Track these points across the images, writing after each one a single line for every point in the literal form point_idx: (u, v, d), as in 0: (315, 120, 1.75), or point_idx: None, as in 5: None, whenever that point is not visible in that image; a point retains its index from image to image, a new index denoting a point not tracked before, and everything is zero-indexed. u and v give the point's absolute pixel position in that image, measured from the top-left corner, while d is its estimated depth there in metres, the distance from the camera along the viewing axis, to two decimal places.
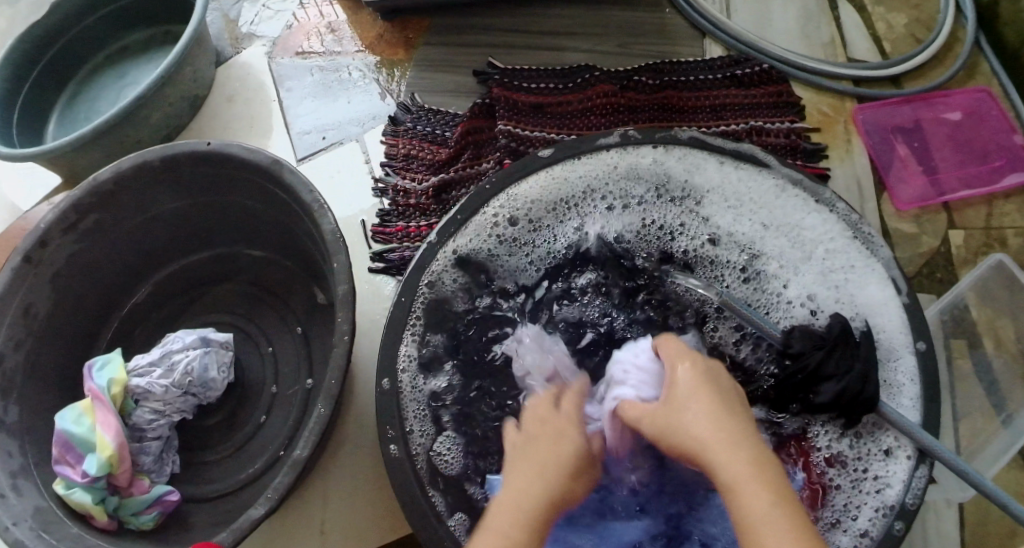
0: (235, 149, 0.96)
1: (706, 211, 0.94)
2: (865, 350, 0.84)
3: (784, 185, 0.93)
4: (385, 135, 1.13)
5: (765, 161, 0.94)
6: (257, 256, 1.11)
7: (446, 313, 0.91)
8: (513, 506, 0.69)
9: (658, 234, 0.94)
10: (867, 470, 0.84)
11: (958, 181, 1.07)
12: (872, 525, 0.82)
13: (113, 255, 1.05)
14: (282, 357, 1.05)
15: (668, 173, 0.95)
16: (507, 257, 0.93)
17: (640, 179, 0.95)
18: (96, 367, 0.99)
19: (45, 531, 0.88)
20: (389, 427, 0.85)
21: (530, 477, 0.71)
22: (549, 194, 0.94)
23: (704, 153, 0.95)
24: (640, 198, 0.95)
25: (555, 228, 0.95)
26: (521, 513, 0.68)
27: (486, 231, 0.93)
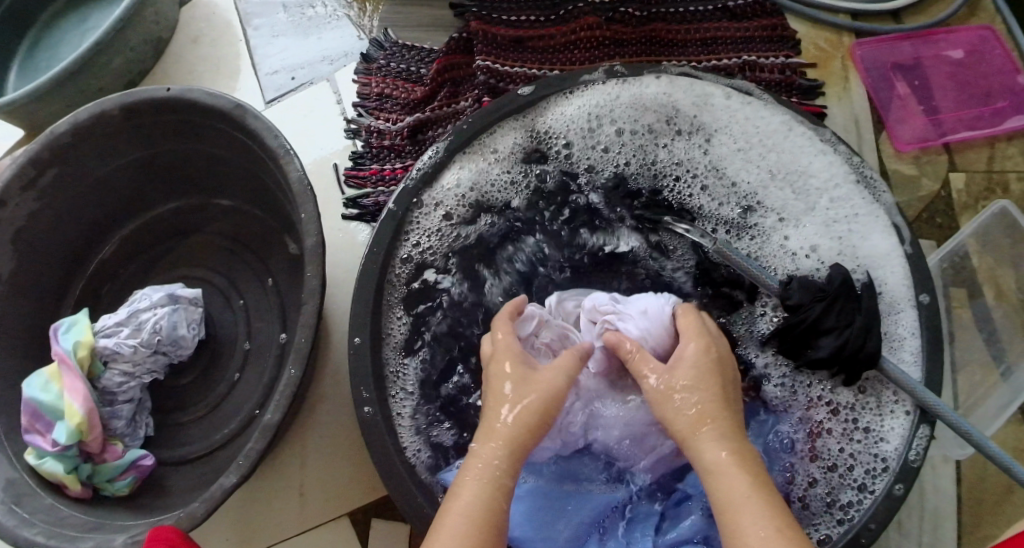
0: (197, 94, 0.90)
1: (709, 153, 0.91)
2: (866, 303, 0.81)
3: (789, 124, 0.89)
4: (357, 73, 1.06)
5: (762, 99, 0.89)
6: (226, 205, 1.05)
7: (432, 261, 0.89)
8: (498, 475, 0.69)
9: (656, 177, 0.92)
10: (861, 423, 0.82)
11: (959, 123, 1.02)
12: (863, 483, 0.80)
13: (77, 212, 1.00)
14: (255, 314, 1.00)
15: (675, 108, 0.91)
16: (502, 203, 0.92)
17: (642, 116, 0.91)
18: (62, 330, 0.95)
19: (17, 505, 0.85)
20: (364, 387, 0.81)
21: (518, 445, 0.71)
22: (546, 134, 0.92)
23: (707, 88, 0.90)
24: (642, 136, 0.92)
25: (552, 168, 0.93)
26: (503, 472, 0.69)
27: (478, 174, 0.90)
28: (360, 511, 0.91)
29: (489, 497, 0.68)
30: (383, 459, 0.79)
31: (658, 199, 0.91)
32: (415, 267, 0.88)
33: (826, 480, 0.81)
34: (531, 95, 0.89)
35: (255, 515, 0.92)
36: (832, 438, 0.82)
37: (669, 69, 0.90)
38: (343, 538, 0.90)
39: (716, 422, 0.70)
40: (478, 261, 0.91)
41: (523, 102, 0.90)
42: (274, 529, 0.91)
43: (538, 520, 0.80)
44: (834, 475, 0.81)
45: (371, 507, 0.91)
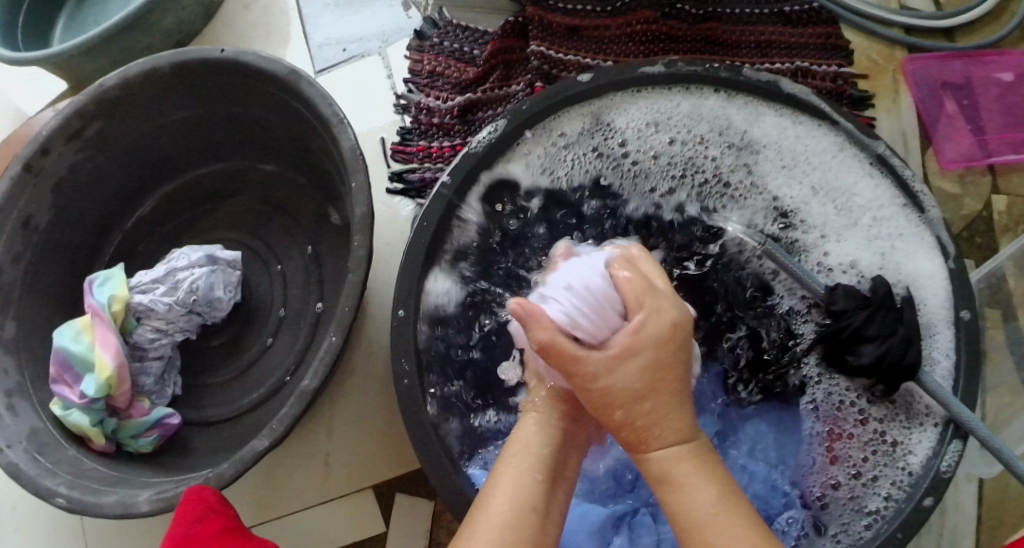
0: (251, 57, 0.90)
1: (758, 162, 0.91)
2: (908, 316, 0.81)
3: (841, 143, 0.88)
4: (409, 49, 1.06)
5: (823, 113, 0.88)
6: (268, 171, 1.05)
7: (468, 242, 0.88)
8: (539, 452, 0.70)
9: (702, 184, 0.91)
10: (886, 433, 0.82)
11: (1005, 145, 1.02)
12: (888, 492, 0.80)
13: (119, 166, 0.99)
14: (291, 280, 1.00)
15: (732, 117, 0.91)
16: (551, 195, 0.91)
17: (697, 120, 0.91)
18: (96, 283, 0.94)
19: (41, 454, 0.85)
20: (404, 361, 0.81)
21: (555, 427, 0.72)
22: (601, 127, 0.91)
23: (766, 101, 0.90)
24: (696, 140, 0.91)
25: (599, 165, 0.92)
26: (541, 450, 0.70)
27: (527, 160, 0.90)
28: (385, 484, 0.91)
29: (533, 480, 0.68)
30: (416, 432, 0.79)
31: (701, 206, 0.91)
32: (461, 255, 0.88)
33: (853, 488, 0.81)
34: (591, 83, 0.89)
35: (280, 481, 0.92)
36: (857, 447, 0.83)
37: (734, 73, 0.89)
38: (366, 510, 0.91)
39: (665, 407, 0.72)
40: (514, 252, 0.91)
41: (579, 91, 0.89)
42: (298, 496, 0.91)
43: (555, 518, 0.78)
44: (860, 486, 0.81)
45: (396, 481, 0.91)
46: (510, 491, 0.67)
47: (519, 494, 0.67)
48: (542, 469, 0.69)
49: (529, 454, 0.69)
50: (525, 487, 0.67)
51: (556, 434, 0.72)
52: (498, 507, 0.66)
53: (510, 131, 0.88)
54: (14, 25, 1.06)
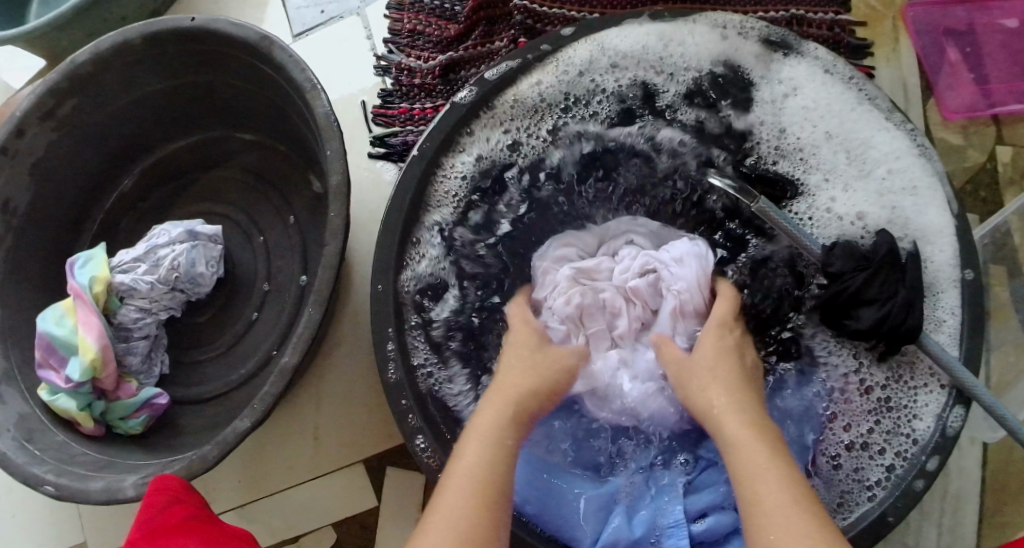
0: (222, 24, 0.86)
1: (769, 106, 0.87)
2: (912, 274, 0.77)
3: (861, 94, 0.84)
4: (388, 8, 1.02)
5: (826, 61, 0.85)
6: (249, 140, 1.02)
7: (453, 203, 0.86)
8: (500, 425, 0.68)
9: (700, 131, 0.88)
10: (890, 401, 0.79)
11: (1009, 94, 0.98)
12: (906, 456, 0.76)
13: (96, 143, 0.97)
14: (276, 254, 0.98)
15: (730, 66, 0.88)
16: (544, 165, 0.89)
17: (696, 65, 0.88)
18: (78, 264, 0.92)
19: (28, 441, 0.84)
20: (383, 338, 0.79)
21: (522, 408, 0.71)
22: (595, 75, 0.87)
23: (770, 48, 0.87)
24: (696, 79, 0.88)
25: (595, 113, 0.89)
26: (499, 422, 0.68)
27: (520, 112, 0.87)
28: (376, 458, 0.90)
29: (494, 452, 0.66)
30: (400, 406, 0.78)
31: (702, 154, 0.88)
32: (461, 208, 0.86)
33: (852, 458, 0.78)
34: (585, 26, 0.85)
35: (270, 458, 0.91)
36: (854, 419, 0.79)
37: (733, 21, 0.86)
38: (358, 485, 0.90)
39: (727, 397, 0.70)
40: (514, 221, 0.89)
41: (566, 43, 0.85)
42: (289, 473, 0.91)
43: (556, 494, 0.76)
44: (863, 460, 0.77)
45: (387, 455, 0.90)
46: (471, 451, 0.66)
47: (475, 502, 0.62)
48: (497, 437, 0.67)
49: (485, 424, 0.68)
50: (484, 451, 0.66)
51: (522, 415, 0.70)
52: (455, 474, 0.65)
53: (499, 84, 0.85)
54: None
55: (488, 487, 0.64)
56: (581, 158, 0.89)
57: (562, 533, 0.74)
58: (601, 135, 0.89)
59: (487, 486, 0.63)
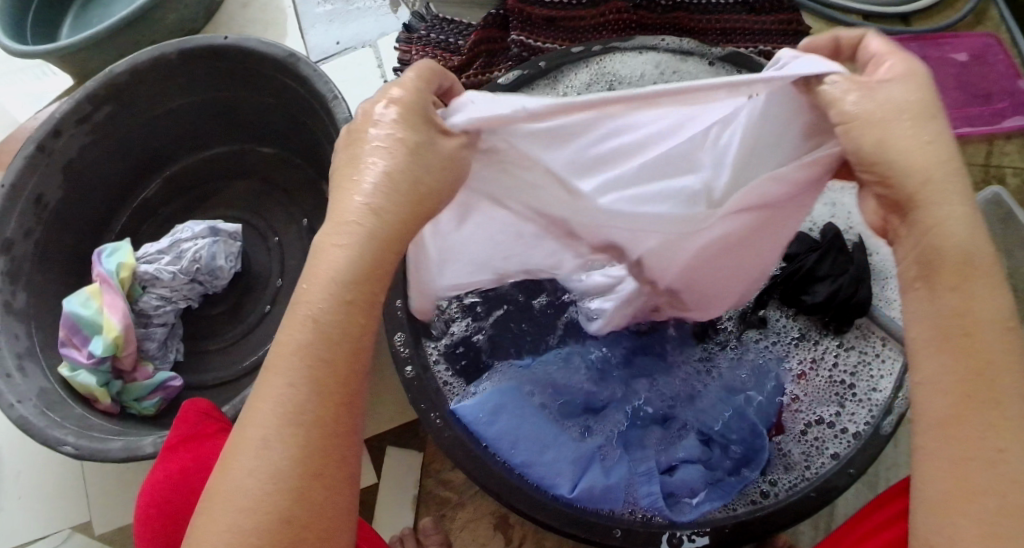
0: (252, 43, 0.96)
1: None
2: (859, 257, 0.85)
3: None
4: (398, 41, 1.13)
5: None
6: (266, 153, 1.11)
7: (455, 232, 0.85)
8: (294, 379, 0.57)
9: None
10: (852, 383, 0.83)
11: (960, 119, 1.08)
12: (864, 415, 0.81)
13: (125, 149, 1.06)
14: (288, 251, 1.06)
15: None
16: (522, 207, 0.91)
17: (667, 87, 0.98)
18: (105, 253, 1.00)
19: (50, 410, 0.89)
20: (396, 324, 0.84)
21: (321, 365, 0.57)
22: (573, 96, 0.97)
23: (741, 68, 0.96)
24: None
25: None
26: (308, 357, 0.57)
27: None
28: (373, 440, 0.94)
29: (293, 398, 0.56)
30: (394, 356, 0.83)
31: None
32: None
33: (812, 428, 0.82)
34: (584, 52, 0.96)
35: None
36: (813, 395, 0.84)
37: (712, 49, 0.96)
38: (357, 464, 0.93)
39: (981, 285, 0.56)
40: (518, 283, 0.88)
41: (562, 63, 0.96)
42: None
43: (539, 444, 0.79)
44: (825, 435, 0.82)
45: (385, 436, 0.94)
46: (260, 433, 0.56)
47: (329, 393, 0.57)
48: (310, 381, 0.57)
49: (294, 341, 0.57)
50: (270, 402, 0.56)
51: (323, 371, 0.57)
52: (232, 474, 0.56)
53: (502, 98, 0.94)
54: (23, 24, 1.13)
55: (326, 385, 0.57)
56: None
57: (546, 479, 0.78)
58: None
59: (324, 382, 0.57)
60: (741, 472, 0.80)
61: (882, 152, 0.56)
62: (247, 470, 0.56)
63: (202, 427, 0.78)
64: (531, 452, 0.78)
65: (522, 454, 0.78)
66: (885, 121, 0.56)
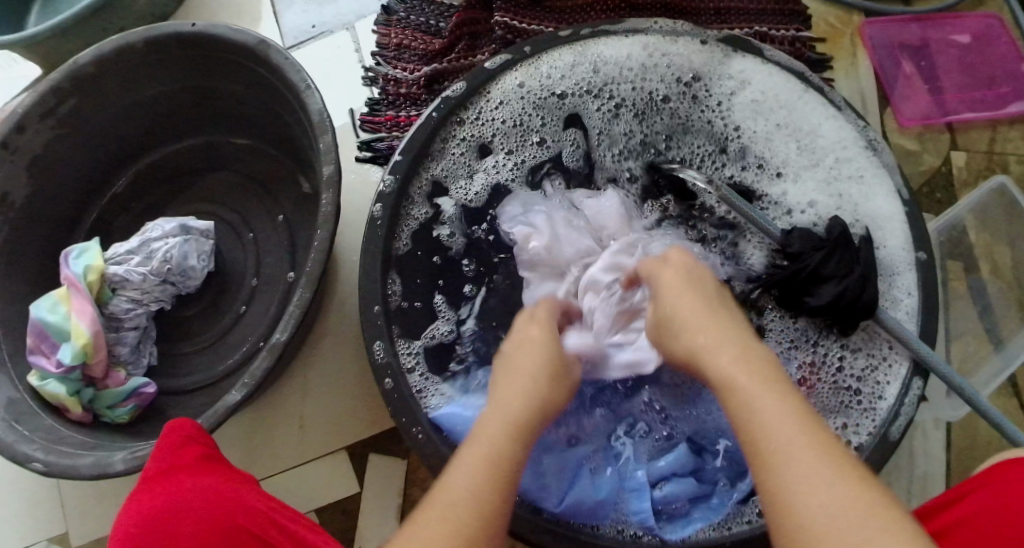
0: (222, 29, 0.91)
1: (719, 106, 0.92)
2: (866, 254, 0.81)
3: (803, 85, 0.90)
4: (376, 24, 1.08)
5: (796, 67, 0.90)
6: (241, 145, 1.06)
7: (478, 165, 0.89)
8: (498, 432, 0.64)
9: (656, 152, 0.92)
10: (859, 393, 0.80)
11: (962, 104, 1.04)
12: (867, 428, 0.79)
13: (93, 142, 1.01)
14: (266, 249, 1.01)
15: (693, 71, 0.92)
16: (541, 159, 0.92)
17: (657, 70, 0.93)
18: (73, 254, 0.95)
19: (18, 422, 0.85)
20: (376, 332, 0.81)
21: (510, 448, 0.63)
22: (555, 80, 0.92)
23: (738, 50, 0.92)
24: (655, 80, 0.93)
25: (552, 115, 0.92)
26: (506, 423, 0.64)
27: (492, 110, 0.91)
28: (358, 445, 0.91)
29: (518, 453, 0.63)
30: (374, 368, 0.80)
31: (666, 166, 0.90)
32: (474, 143, 0.91)
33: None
34: (572, 35, 0.92)
35: (255, 447, 0.92)
36: (821, 405, 0.80)
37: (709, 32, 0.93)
38: (341, 471, 0.90)
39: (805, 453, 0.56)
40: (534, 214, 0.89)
41: (547, 46, 0.92)
42: (275, 460, 0.92)
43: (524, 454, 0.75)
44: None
45: (371, 441, 0.91)
46: (452, 490, 0.61)
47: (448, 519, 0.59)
48: (508, 444, 0.63)
49: (506, 419, 0.65)
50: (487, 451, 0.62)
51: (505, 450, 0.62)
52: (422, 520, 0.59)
53: (483, 80, 0.90)
54: None
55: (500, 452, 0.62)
56: (559, 164, 0.92)
57: (531, 492, 0.74)
58: (564, 143, 0.92)
59: (516, 433, 0.64)
60: (735, 484, 0.76)
61: (672, 323, 0.66)
62: (430, 517, 0.59)
63: (183, 455, 0.76)
64: None
65: None
66: (670, 313, 0.66)
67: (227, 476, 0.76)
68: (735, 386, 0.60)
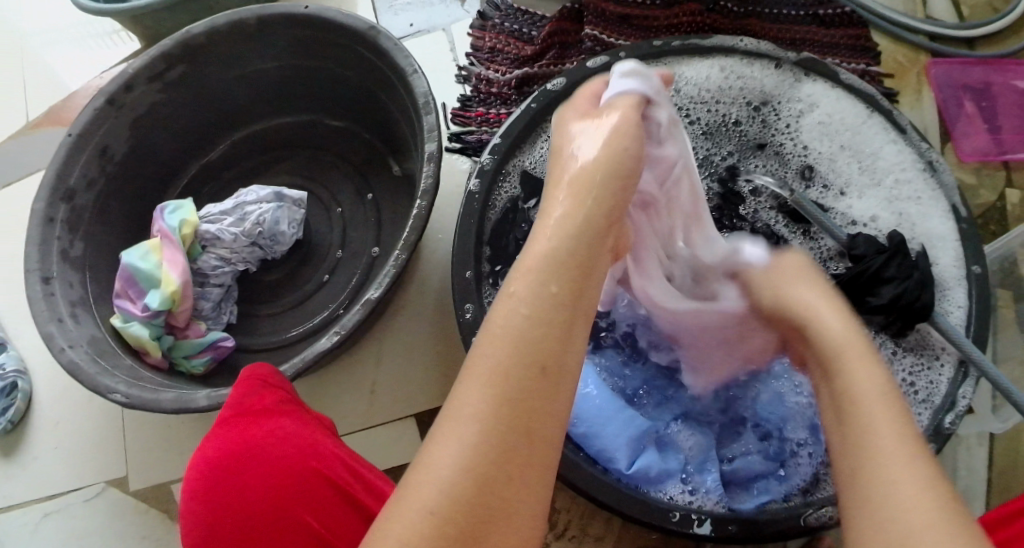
0: (333, 13, 0.97)
1: (789, 126, 0.97)
2: (924, 264, 0.85)
3: (869, 109, 0.94)
4: (472, 27, 1.14)
5: (864, 91, 0.95)
6: (332, 126, 1.12)
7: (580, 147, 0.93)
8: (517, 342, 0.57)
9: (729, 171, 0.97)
10: (914, 387, 0.85)
11: (1020, 144, 1.09)
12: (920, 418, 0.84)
13: (192, 107, 1.06)
14: (349, 223, 1.06)
15: (763, 92, 0.98)
16: None
17: (731, 89, 0.98)
18: (167, 209, 1.00)
19: (100, 357, 0.89)
20: (467, 293, 0.86)
21: (531, 340, 0.57)
22: None
23: (808, 72, 0.97)
24: (729, 99, 0.98)
25: None
26: (529, 317, 0.57)
27: None
28: (424, 412, 0.95)
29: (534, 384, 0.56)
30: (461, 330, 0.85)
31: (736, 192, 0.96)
32: None
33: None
34: (664, 47, 0.96)
35: (325, 406, 0.96)
36: None
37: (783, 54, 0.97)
38: (405, 436, 0.94)
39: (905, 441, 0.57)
40: None
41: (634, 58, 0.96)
42: (342, 420, 0.95)
43: (601, 418, 0.80)
44: None
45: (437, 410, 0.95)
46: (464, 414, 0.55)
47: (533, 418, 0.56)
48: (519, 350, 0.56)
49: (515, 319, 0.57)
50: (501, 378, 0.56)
51: (536, 348, 0.56)
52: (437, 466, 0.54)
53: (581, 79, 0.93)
54: None
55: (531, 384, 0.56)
56: None
57: (605, 453, 0.79)
58: None
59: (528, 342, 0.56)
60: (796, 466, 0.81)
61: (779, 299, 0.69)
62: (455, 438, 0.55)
63: (261, 395, 0.77)
64: (594, 423, 0.80)
65: (585, 428, 0.80)
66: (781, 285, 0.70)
67: (302, 422, 0.77)
68: (841, 356, 0.63)
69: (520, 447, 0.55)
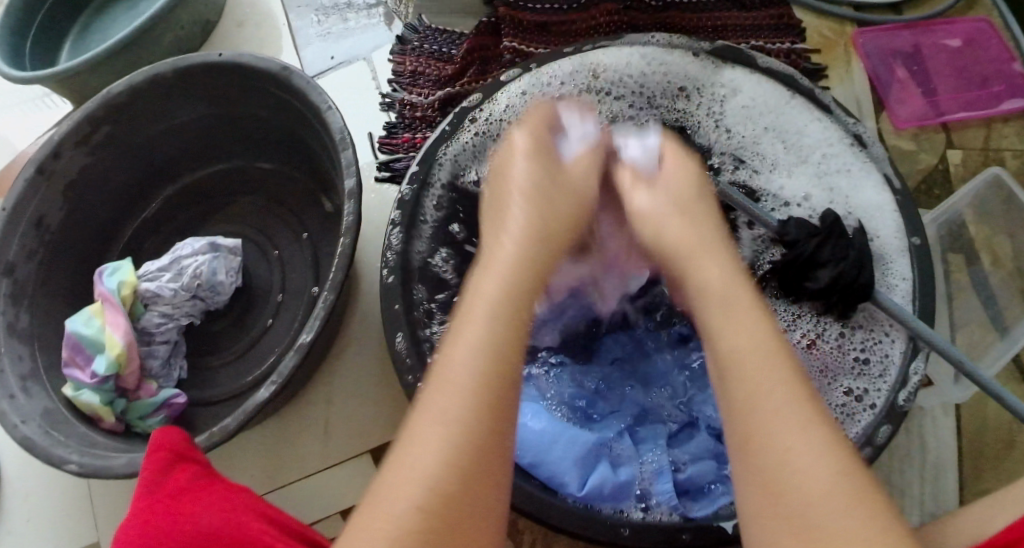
0: (246, 58, 0.96)
1: (714, 109, 0.98)
2: (859, 241, 0.86)
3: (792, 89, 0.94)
4: (392, 53, 1.14)
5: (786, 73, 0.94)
6: (264, 168, 1.11)
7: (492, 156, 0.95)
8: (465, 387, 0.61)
9: None
10: (868, 363, 0.85)
11: (956, 104, 1.08)
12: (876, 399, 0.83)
13: (122, 165, 1.06)
14: (289, 265, 1.06)
15: (687, 78, 0.98)
16: None
17: (654, 80, 0.98)
18: (106, 272, 1.00)
19: (53, 428, 0.89)
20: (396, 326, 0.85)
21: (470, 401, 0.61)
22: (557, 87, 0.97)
23: (731, 55, 0.96)
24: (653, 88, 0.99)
25: None
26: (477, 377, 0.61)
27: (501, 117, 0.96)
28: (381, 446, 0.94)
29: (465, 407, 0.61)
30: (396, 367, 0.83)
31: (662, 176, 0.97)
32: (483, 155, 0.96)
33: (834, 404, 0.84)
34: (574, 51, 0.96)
35: (280, 453, 0.95)
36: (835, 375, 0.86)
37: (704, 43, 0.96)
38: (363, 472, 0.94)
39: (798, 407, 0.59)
40: None
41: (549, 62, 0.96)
42: (299, 465, 0.95)
43: (545, 442, 0.79)
44: (853, 404, 0.83)
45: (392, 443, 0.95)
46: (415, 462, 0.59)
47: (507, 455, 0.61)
48: (469, 395, 0.61)
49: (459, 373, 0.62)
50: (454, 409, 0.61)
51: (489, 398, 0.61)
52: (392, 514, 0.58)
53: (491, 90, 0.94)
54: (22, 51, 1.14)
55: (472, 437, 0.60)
56: None
57: (554, 477, 0.78)
58: None
59: (464, 389, 0.61)
60: None
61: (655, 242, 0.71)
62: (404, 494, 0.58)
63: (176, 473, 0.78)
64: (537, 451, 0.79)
65: (529, 457, 0.79)
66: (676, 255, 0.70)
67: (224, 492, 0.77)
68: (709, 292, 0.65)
69: (455, 490, 0.59)
